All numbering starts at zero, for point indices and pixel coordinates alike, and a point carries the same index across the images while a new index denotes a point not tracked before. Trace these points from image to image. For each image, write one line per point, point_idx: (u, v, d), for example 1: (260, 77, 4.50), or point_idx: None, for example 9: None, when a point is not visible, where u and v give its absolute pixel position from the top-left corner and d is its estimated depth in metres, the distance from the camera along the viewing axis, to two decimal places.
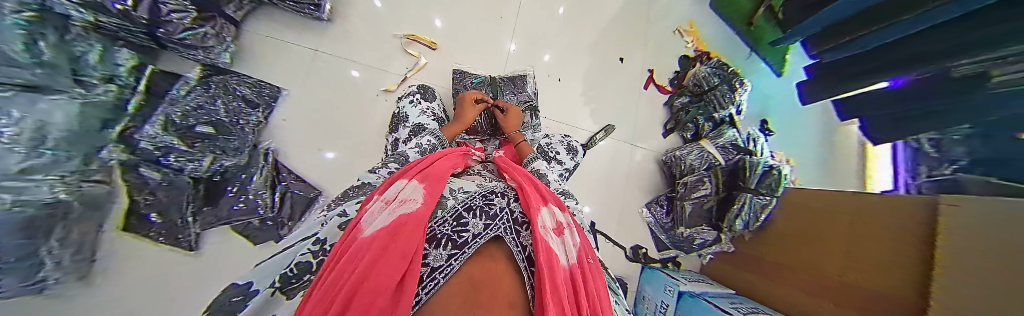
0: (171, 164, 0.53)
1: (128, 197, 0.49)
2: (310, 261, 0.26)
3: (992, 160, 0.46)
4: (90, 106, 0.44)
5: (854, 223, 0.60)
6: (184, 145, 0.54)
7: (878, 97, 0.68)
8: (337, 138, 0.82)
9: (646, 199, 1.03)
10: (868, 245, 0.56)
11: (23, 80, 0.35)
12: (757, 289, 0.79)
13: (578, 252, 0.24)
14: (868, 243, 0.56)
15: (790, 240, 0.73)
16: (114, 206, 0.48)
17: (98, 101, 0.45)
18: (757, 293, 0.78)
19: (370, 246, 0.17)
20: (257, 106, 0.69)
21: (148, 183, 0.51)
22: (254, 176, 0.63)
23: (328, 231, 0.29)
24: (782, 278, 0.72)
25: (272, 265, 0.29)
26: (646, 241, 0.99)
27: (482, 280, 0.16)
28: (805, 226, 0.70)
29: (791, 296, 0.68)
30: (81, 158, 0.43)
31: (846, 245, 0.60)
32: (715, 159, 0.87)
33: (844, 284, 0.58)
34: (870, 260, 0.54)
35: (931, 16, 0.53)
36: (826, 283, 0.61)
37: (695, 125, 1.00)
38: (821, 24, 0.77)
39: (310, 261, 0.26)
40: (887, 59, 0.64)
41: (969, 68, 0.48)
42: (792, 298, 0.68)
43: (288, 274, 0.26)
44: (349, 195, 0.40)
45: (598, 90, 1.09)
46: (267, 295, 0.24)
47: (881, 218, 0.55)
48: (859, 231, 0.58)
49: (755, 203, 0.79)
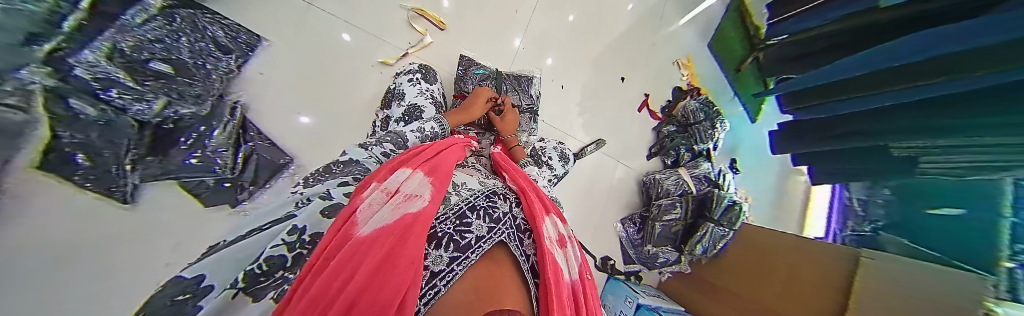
0: (113, 100, 0.40)
1: (48, 129, 0.33)
2: (285, 255, 0.24)
3: (907, 224, 0.63)
4: (14, 14, 0.31)
5: (794, 262, 0.70)
6: (132, 82, 0.43)
7: (836, 156, 0.78)
8: (319, 104, 0.77)
9: (622, 215, 1.08)
10: (799, 283, 0.66)
11: None
12: (698, 305, 0.88)
13: (578, 269, 0.28)
14: (799, 281, 0.66)
15: (737, 268, 0.83)
16: (33, 135, 0.32)
17: (27, 11, 0.32)
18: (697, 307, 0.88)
19: (372, 246, 0.18)
20: (230, 53, 0.63)
21: (80, 117, 0.36)
22: (216, 131, 0.56)
23: (305, 219, 0.27)
24: (723, 300, 0.82)
25: (228, 256, 0.23)
26: (615, 254, 1.05)
27: (483, 290, 0.18)
28: (752, 260, 0.80)
29: None
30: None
31: (784, 279, 0.70)
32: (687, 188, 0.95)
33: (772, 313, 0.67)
34: (800, 292, 0.64)
35: (884, 97, 0.62)
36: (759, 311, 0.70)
37: (677, 153, 1.07)
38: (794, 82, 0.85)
39: (285, 255, 0.24)
40: (846, 125, 0.72)
41: (906, 150, 0.60)
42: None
43: (257, 271, 0.22)
44: (333, 170, 0.38)
45: (595, 103, 1.13)
46: (226, 298, 0.20)
47: (817, 260, 0.65)
48: (798, 269, 0.68)
49: (715, 233, 0.87)
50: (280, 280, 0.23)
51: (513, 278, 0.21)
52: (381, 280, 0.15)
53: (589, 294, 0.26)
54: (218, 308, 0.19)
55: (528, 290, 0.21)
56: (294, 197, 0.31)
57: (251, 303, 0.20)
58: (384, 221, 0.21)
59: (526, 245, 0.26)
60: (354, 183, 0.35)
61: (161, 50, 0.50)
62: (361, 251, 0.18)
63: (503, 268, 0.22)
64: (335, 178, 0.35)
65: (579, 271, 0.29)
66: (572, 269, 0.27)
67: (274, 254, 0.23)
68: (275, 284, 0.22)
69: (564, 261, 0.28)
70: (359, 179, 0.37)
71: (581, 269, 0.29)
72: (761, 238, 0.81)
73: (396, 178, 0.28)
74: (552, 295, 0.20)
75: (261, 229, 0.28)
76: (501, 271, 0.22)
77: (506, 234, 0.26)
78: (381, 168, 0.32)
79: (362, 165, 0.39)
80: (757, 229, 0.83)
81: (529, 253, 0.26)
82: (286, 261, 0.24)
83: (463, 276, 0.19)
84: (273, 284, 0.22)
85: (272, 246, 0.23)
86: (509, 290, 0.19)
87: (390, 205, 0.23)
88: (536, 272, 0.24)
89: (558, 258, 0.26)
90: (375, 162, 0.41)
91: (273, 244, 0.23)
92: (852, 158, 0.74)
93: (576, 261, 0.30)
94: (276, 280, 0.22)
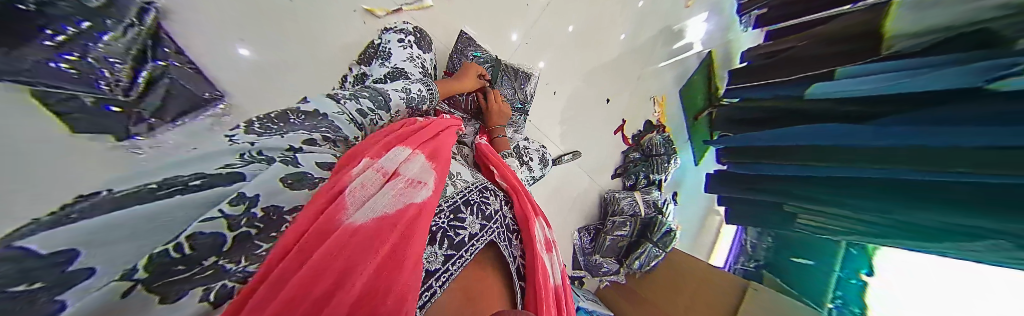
0: None
1: None
2: (221, 235, 0.19)
3: (778, 266, 0.91)
4: None
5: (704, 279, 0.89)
6: None
7: (755, 204, 0.97)
8: (262, 27, 0.66)
9: (580, 225, 1.17)
10: (704, 292, 0.86)
11: None
12: (622, 310, 1.00)
13: (558, 271, 0.33)
14: (704, 291, 0.86)
15: (657, 281, 0.99)
16: None
17: None
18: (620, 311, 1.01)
19: (374, 243, 0.20)
20: None
21: None
22: (109, 35, 0.41)
23: (257, 188, 0.22)
24: (646, 307, 0.95)
25: (145, 222, 0.15)
26: (567, 258, 1.12)
27: (471, 291, 0.23)
28: (672, 277, 0.96)
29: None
30: None
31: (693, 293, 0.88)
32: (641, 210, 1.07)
33: None
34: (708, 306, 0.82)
35: (800, 168, 0.78)
36: None
37: (637, 178, 1.19)
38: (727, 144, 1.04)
39: (223, 235, 0.19)
40: (762, 184, 0.90)
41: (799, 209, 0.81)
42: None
43: (176, 256, 0.16)
44: (290, 120, 0.30)
45: (577, 116, 1.19)
46: (119, 296, 0.13)
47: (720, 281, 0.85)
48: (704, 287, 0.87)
49: (652, 253, 1.00)
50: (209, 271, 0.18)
51: (500, 285, 0.26)
52: (384, 288, 0.18)
53: (564, 298, 0.31)
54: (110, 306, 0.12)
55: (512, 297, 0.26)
56: (237, 146, 0.24)
57: (162, 304, 0.14)
58: (383, 209, 0.22)
59: (513, 246, 0.30)
60: (321, 144, 0.32)
61: None
62: (361, 241, 0.19)
63: (489, 270, 0.27)
64: (296, 132, 0.30)
65: (560, 278, 0.33)
66: (556, 275, 0.32)
67: (206, 231, 0.18)
68: (201, 277, 0.17)
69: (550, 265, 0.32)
70: (327, 140, 0.33)
71: (564, 278, 0.34)
72: (678, 259, 0.99)
73: (394, 156, 0.28)
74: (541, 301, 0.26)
75: (181, 190, 0.18)
76: (488, 276, 0.26)
77: (495, 234, 0.28)
78: (374, 137, 0.31)
79: (331, 121, 0.34)
80: (676, 253, 1.01)
81: (517, 255, 0.29)
82: (222, 246, 0.19)
83: (455, 276, 0.23)
84: (199, 276, 0.17)
85: (205, 219, 0.18)
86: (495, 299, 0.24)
87: (391, 189, 0.24)
88: (524, 274, 0.29)
89: (544, 263, 0.30)
90: (347, 120, 0.36)
91: (208, 217, 0.18)
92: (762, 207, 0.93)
93: (559, 265, 0.34)
94: (207, 270, 0.18)
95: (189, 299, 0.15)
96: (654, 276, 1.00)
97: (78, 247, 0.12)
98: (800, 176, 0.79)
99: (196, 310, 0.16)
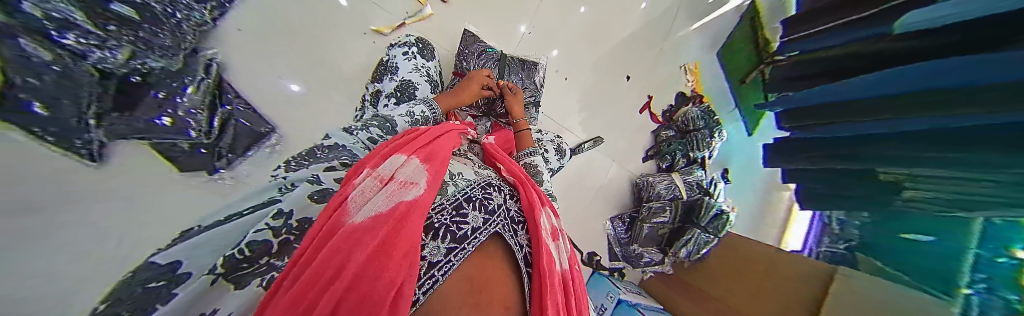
0: (69, 46, 0.35)
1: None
2: (269, 240, 0.22)
3: None
4: None
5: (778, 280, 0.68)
6: (94, 27, 0.37)
7: (831, 177, 0.77)
8: (290, 64, 0.74)
9: (612, 213, 1.09)
10: (775, 282, 0.68)
11: None
12: (670, 299, 0.91)
13: (568, 259, 0.31)
14: (776, 281, 0.69)
15: (715, 270, 0.85)
16: None
17: None
18: (668, 302, 0.91)
19: (366, 237, 0.17)
20: (205, 2, 0.59)
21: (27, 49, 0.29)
22: (189, 88, 0.53)
23: (292, 203, 0.24)
24: (700, 301, 0.82)
25: (211, 239, 0.21)
26: (602, 250, 1.06)
27: (479, 279, 0.21)
28: (731, 265, 0.82)
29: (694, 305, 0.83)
30: None
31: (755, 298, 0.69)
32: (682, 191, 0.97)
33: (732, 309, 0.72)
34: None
35: (882, 125, 0.60)
36: (718, 306, 0.75)
37: (674, 158, 1.06)
38: (783, 105, 0.87)
39: (271, 241, 0.22)
40: (835, 151, 0.72)
41: (891, 175, 0.62)
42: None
43: (240, 256, 0.20)
44: (316, 156, 0.33)
45: (597, 99, 1.12)
46: (205, 284, 0.18)
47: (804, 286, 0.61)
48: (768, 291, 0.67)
49: (699, 238, 0.89)
50: (265, 267, 0.21)
51: (505, 272, 0.24)
52: (376, 274, 0.14)
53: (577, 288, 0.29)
54: (195, 296, 0.17)
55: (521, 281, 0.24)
56: (276, 183, 0.29)
57: (234, 290, 0.18)
58: (378, 208, 0.21)
59: (521, 236, 0.29)
60: (341, 169, 0.32)
61: None
62: (356, 238, 0.17)
63: (495, 260, 0.25)
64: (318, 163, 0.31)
65: (568, 264, 0.31)
66: (564, 261, 0.29)
67: (257, 239, 0.21)
68: (258, 271, 0.20)
69: (557, 254, 0.30)
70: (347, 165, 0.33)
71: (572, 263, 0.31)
72: (741, 249, 0.84)
73: (391, 163, 0.28)
74: (546, 287, 0.23)
75: (239, 214, 0.25)
76: (493, 262, 0.24)
77: (501, 226, 0.28)
78: (375, 151, 0.32)
79: (348, 151, 0.35)
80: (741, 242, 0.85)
81: (523, 244, 0.28)
82: (271, 248, 0.22)
83: (457, 266, 0.21)
84: (259, 270, 0.20)
85: (254, 230, 0.21)
86: (502, 287, 0.21)
87: (385, 191, 0.23)
88: (530, 260, 0.27)
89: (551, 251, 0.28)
90: (363, 148, 0.37)
91: (256, 228, 0.21)
92: (842, 178, 0.74)
93: (566, 254, 0.32)
94: (264, 266, 0.21)
95: (249, 287, 0.19)
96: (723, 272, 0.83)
97: (181, 260, 0.19)
98: (889, 137, 0.60)
99: (253, 294, 0.19)
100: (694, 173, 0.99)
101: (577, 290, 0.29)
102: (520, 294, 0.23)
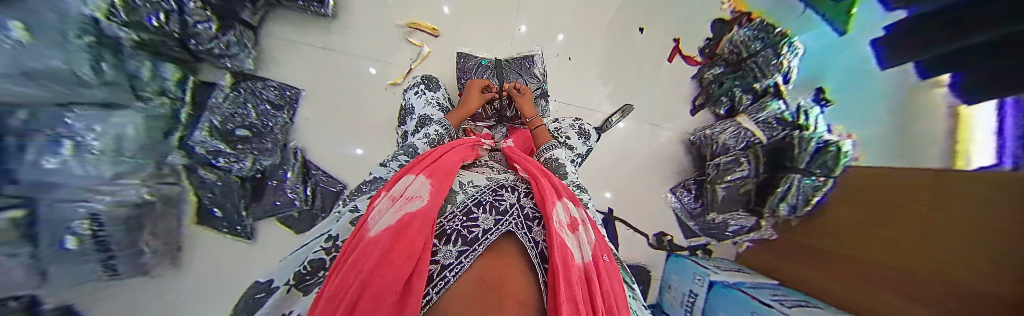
0: (221, 165, 0.68)
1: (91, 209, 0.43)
2: (323, 258, 0.28)
3: None
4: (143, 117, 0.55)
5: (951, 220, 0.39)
6: (228, 148, 0.70)
7: None
8: (348, 134, 0.90)
9: (672, 184, 1.01)
10: (917, 226, 0.43)
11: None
12: (778, 270, 0.72)
13: (592, 250, 0.29)
14: (918, 223, 0.43)
15: (836, 228, 0.59)
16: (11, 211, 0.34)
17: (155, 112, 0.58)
18: (777, 274, 0.72)
19: (379, 247, 0.21)
20: (281, 108, 0.81)
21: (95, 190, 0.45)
22: (289, 173, 0.80)
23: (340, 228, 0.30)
24: (847, 275, 0.53)
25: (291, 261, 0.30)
26: (671, 229, 0.99)
27: (492, 273, 0.21)
28: (857, 214, 0.55)
29: (813, 276, 0.61)
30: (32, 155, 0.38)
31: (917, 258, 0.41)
32: (753, 136, 0.83)
33: (866, 279, 0.49)
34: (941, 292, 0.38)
35: None
36: (846, 275, 0.54)
37: (731, 99, 0.90)
38: None
39: (324, 258, 0.28)
40: None
41: None
42: (851, 305, 0.51)
43: (305, 271, 0.27)
44: (364, 189, 0.39)
45: (615, 70, 1.03)
46: (283, 293, 0.26)
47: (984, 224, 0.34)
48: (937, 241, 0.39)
49: (801, 185, 0.69)
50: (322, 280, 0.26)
51: (520, 264, 0.24)
52: (381, 277, 0.18)
53: (605, 275, 0.27)
54: (278, 302, 0.25)
55: (537, 275, 0.24)
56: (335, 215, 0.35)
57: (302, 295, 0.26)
58: (390, 222, 0.24)
59: (535, 233, 0.29)
60: None
61: (247, 123, 0.74)
62: (372, 249, 0.21)
63: (510, 255, 0.25)
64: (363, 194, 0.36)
65: (592, 254, 0.29)
66: (584, 251, 0.28)
67: (315, 258, 0.27)
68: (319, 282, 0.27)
69: (575, 245, 0.29)
70: None
71: (596, 253, 0.29)
72: (862, 183, 0.56)
73: (403, 183, 0.31)
74: (560, 280, 0.22)
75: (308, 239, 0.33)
76: (507, 258, 0.25)
77: (512, 224, 0.28)
78: (398, 173, 0.36)
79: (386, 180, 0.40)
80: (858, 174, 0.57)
81: (539, 240, 0.28)
82: (326, 263, 0.28)
83: (467, 265, 0.22)
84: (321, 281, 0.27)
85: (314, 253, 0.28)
86: (521, 283, 0.21)
87: (395, 208, 0.26)
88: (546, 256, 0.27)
89: (566, 242, 0.27)
90: None
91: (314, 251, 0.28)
92: None
93: (589, 244, 0.30)
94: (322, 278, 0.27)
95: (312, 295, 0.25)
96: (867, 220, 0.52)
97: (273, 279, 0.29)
98: None
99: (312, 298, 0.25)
100: (763, 112, 0.82)
101: (607, 279, 0.27)
102: (535, 287, 0.22)
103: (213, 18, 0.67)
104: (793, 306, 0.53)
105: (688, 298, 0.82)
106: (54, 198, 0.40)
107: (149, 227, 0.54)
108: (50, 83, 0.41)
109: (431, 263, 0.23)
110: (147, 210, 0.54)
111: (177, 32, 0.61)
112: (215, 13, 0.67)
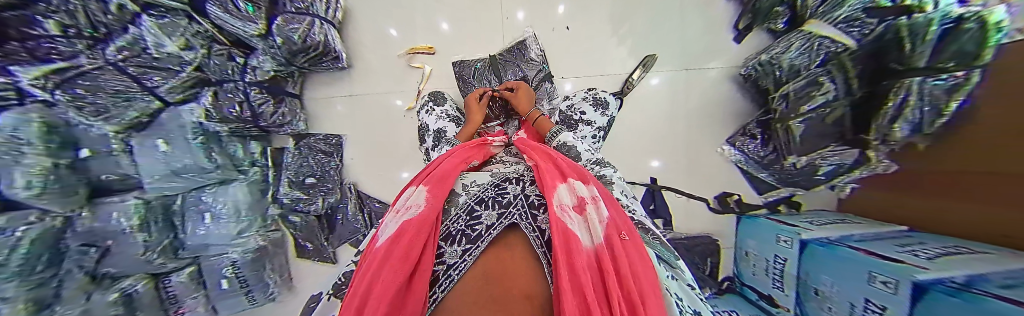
0: (303, 208, 0.90)
1: (192, 266, 0.69)
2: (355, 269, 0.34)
3: None
4: (247, 183, 0.81)
5: None
6: (304, 194, 0.89)
7: None
8: (388, 160, 0.99)
9: (728, 135, 0.88)
10: None
11: (139, 199, 0.60)
12: (912, 211, 0.54)
13: (607, 229, 0.25)
14: None
15: (973, 147, 0.41)
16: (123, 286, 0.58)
17: (249, 178, 0.81)
18: (910, 218, 0.54)
19: (384, 255, 0.23)
20: (332, 154, 0.96)
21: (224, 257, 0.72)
22: (348, 205, 0.94)
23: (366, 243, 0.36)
24: (980, 198, 0.41)
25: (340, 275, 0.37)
26: (737, 188, 0.88)
27: (489, 267, 0.20)
28: (997, 132, 0.37)
29: (960, 215, 0.45)
30: (166, 239, 0.65)
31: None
32: (835, 44, 0.60)
33: (1014, 211, 0.36)
34: None
35: None
36: (994, 210, 0.39)
37: (791, 5, 0.72)
38: None
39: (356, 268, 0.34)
40: None
41: None
42: (995, 230, 0.39)
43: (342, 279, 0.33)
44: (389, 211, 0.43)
45: (630, 25, 0.91)
46: (325, 302, 0.31)
47: None
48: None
49: (924, 92, 0.46)
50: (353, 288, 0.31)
51: (524, 254, 0.22)
52: (380, 281, 0.19)
53: (626, 255, 0.23)
54: (323, 307, 0.31)
55: (542, 262, 0.21)
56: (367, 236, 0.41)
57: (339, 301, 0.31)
58: (395, 232, 0.26)
59: (540, 220, 0.27)
60: None
61: (317, 171, 0.92)
62: (379, 257, 0.23)
63: (514, 246, 0.24)
64: None
65: (605, 234, 0.25)
66: (593, 233, 0.25)
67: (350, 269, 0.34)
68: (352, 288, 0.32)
69: (582, 228, 0.26)
70: None
71: (610, 231, 0.25)
72: (1006, 79, 0.35)
73: (409, 196, 0.34)
74: (562, 260, 0.19)
75: None
76: (512, 250, 0.23)
77: (517, 216, 0.27)
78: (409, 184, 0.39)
79: None
80: (1011, 65, 0.35)
81: (546, 227, 0.26)
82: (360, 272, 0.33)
83: (467, 263, 0.21)
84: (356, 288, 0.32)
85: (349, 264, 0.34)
86: (522, 270, 0.19)
87: (400, 218, 0.28)
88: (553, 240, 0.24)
89: (570, 225, 0.25)
90: None
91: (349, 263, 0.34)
92: None
93: (602, 223, 0.26)
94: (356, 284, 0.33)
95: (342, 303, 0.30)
96: (968, 127, 0.41)
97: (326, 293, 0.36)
98: None
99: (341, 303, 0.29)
100: (840, 11, 0.60)
101: (630, 258, 0.22)
102: (541, 275, 0.20)
103: (269, 97, 0.86)
104: (935, 257, 0.39)
105: (774, 265, 0.67)
106: (209, 254, 0.71)
107: (269, 262, 0.81)
108: (191, 177, 0.69)
109: (436, 264, 0.23)
110: (265, 252, 0.80)
111: (250, 115, 0.82)
112: (269, 94, 0.86)
